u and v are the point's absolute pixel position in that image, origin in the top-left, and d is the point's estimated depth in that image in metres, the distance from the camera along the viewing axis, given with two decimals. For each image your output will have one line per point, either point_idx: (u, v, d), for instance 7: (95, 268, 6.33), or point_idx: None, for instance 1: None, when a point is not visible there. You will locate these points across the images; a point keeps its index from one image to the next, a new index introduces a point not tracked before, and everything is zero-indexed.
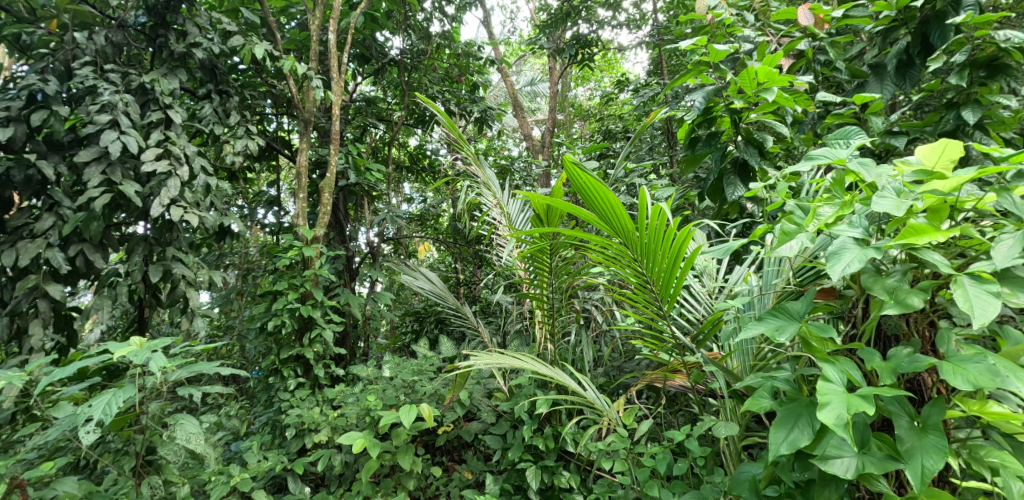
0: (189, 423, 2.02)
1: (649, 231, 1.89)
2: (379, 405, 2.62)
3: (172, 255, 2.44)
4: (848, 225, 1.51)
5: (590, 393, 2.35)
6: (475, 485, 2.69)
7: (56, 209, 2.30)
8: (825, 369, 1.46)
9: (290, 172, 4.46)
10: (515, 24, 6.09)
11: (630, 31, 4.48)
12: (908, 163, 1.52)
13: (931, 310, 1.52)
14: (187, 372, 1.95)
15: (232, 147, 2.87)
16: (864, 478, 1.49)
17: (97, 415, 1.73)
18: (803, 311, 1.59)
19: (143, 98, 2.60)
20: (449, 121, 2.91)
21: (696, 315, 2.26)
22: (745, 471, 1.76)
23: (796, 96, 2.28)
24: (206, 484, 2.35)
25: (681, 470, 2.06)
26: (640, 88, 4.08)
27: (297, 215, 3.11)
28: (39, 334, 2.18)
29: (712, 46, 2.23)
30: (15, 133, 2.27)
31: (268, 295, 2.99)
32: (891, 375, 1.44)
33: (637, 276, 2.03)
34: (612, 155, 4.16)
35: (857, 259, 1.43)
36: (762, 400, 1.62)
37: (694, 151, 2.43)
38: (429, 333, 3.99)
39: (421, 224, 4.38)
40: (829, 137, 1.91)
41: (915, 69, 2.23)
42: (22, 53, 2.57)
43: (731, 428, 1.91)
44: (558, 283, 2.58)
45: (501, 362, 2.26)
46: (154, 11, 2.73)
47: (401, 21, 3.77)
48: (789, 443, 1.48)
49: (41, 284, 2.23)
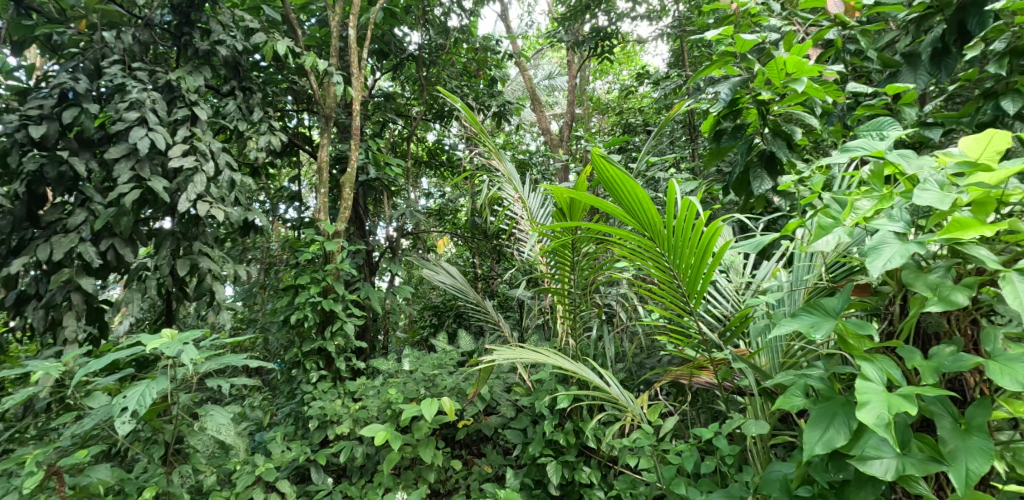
0: (219, 414, 2.01)
1: (677, 226, 1.86)
2: (400, 398, 2.63)
3: (198, 248, 2.44)
4: (888, 219, 1.47)
5: (614, 388, 2.33)
6: (495, 479, 2.69)
7: (88, 205, 2.31)
8: (863, 367, 1.42)
9: (310, 169, 4.49)
10: (532, 17, 6.03)
11: (649, 23, 4.44)
12: (950, 154, 1.47)
13: (974, 307, 1.47)
14: (216, 365, 1.92)
15: (255, 143, 2.87)
16: (903, 481, 1.44)
17: (131, 407, 1.72)
18: (839, 307, 1.55)
19: (170, 96, 2.60)
20: (470, 114, 2.87)
21: (723, 311, 2.24)
22: (776, 471, 1.72)
23: (827, 87, 2.23)
24: (232, 473, 2.38)
25: (708, 468, 2.02)
26: (661, 80, 4.05)
27: (319, 209, 3.12)
28: (73, 326, 2.19)
29: (739, 35, 2.19)
30: (48, 130, 2.27)
31: (289, 289, 3.00)
32: (934, 374, 1.40)
33: (664, 271, 2.00)
34: (632, 149, 4.13)
35: (898, 254, 1.39)
36: (794, 398, 1.59)
37: (719, 144, 2.40)
38: (449, 327, 4.03)
39: (441, 220, 4.49)
40: (861, 128, 1.90)
41: (952, 57, 2.18)
42: (53, 52, 2.57)
43: (761, 426, 1.87)
44: (580, 279, 2.56)
45: (525, 358, 2.24)
46: (180, 10, 2.73)
47: (420, 16, 3.75)
48: (824, 443, 1.44)
49: (75, 277, 2.23)
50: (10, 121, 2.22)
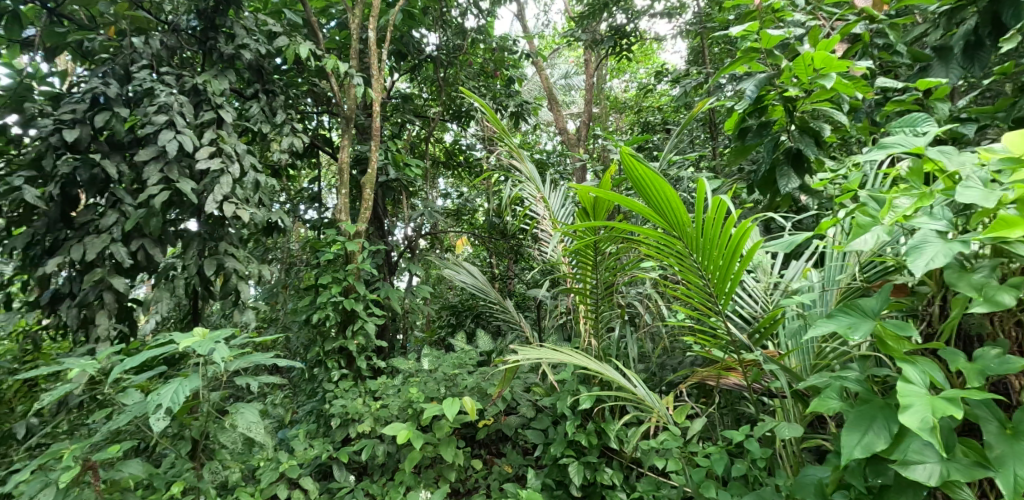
0: (249, 412, 2.01)
1: (706, 225, 1.83)
2: (421, 397, 2.62)
3: (224, 248, 2.46)
4: (929, 217, 1.43)
5: (640, 389, 2.30)
6: (516, 478, 2.68)
7: (119, 207, 2.33)
8: (905, 369, 1.39)
9: (330, 170, 4.51)
10: (548, 17, 6.02)
11: (668, 21, 4.40)
12: (993, 150, 1.43)
13: (1019, 308, 1.43)
14: (245, 363, 1.93)
15: (278, 145, 2.89)
16: (946, 486, 1.41)
17: (165, 404, 1.73)
18: (877, 307, 1.51)
19: (196, 99, 2.62)
20: (491, 113, 2.86)
21: (751, 312, 2.20)
22: (811, 475, 1.68)
23: (856, 82, 2.18)
24: (256, 470, 2.39)
25: (738, 470, 1.99)
26: (681, 77, 4.01)
27: (339, 210, 3.13)
28: (105, 324, 2.22)
29: (765, 31, 2.16)
30: (81, 134, 2.29)
31: (310, 289, 3.01)
32: (979, 377, 1.36)
33: (691, 271, 1.97)
34: (652, 147, 4.09)
35: (943, 253, 1.35)
36: (830, 401, 1.55)
37: (744, 142, 2.35)
38: (467, 327, 4.02)
39: (458, 220, 4.48)
40: (895, 125, 1.88)
41: (985, 50, 2.13)
42: (85, 59, 2.60)
43: (794, 429, 1.84)
44: (604, 279, 2.54)
45: (549, 358, 2.22)
46: (205, 15, 2.75)
47: (438, 17, 3.76)
48: (863, 447, 1.41)
49: (107, 276, 2.25)
50: (45, 126, 2.28)
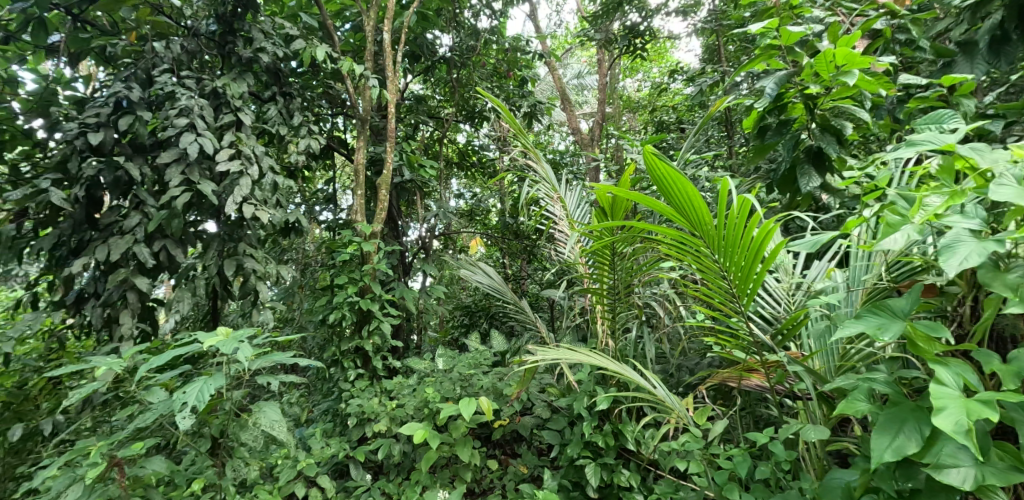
0: (271, 411, 2.01)
1: (729, 225, 1.80)
2: (437, 397, 2.61)
3: (243, 249, 2.47)
4: (962, 216, 1.40)
5: (660, 390, 2.28)
6: (531, 479, 2.67)
7: (142, 208, 2.34)
8: (938, 371, 1.36)
9: (344, 171, 4.52)
10: (560, 17, 6.00)
11: (682, 19, 4.37)
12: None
13: None
14: (267, 362, 1.94)
15: (295, 146, 2.89)
16: (980, 490, 1.38)
17: (190, 403, 1.74)
18: (907, 308, 1.48)
19: (216, 102, 2.63)
20: (507, 113, 2.83)
21: (773, 312, 2.17)
22: (838, 478, 1.65)
23: (879, 79, 2.14)
24: (274, 468, 2.40)
25: (762, 473, 1.96)
26: (695, 76, 3.98)
27: (355, 210, 3.13)
28: (128, 323, 2.23)
29: (785, 28, 2.13)
30: (106, 137, 2.30)
31: (326, 289, 3.01)
32: (1014, 379, 1.33)
33: (713, 271, 1.95)
34: (666, 147, 4.06)
35: (977, 252, 1.32)
36: (858, 403, 1.53)
37: (764, 140, 2.31)
38: (481, 327, 4.02)
39: (472, 220, 4.47)
40: (920, 121, 1.83)
41: (1012, 45, 2.09)
42: (107, 63, 2.62)
43: (820, 431, 1.81)
44: (622, 279, 2.51)
45: (569, 358, 2.21)
46: (224, 19, 2.75)
47: (451, 19, 3.76)
48: (894, 450, 1.38)
49: (130, 277, 2.26)
50: (70, 129, 2.27)
